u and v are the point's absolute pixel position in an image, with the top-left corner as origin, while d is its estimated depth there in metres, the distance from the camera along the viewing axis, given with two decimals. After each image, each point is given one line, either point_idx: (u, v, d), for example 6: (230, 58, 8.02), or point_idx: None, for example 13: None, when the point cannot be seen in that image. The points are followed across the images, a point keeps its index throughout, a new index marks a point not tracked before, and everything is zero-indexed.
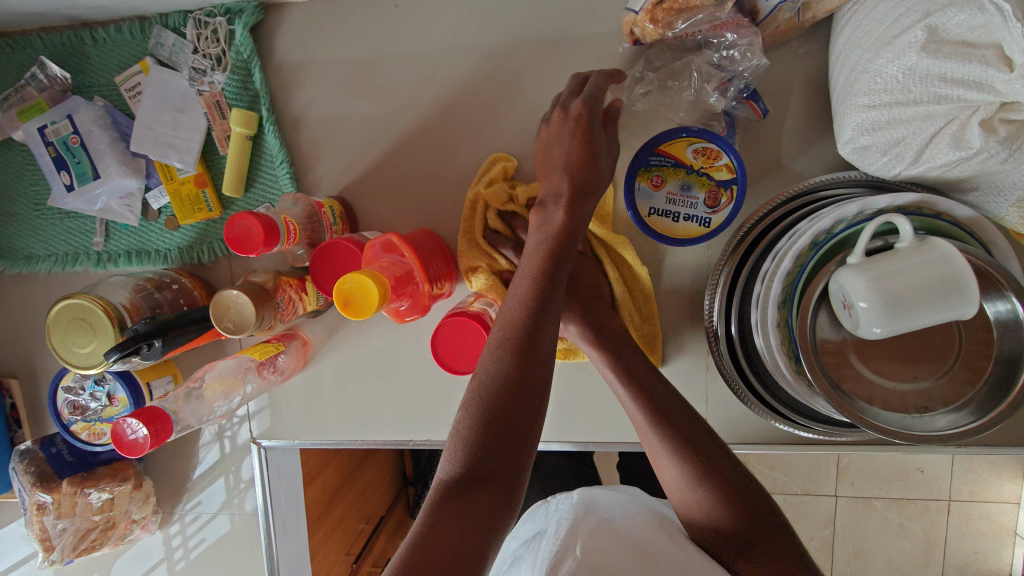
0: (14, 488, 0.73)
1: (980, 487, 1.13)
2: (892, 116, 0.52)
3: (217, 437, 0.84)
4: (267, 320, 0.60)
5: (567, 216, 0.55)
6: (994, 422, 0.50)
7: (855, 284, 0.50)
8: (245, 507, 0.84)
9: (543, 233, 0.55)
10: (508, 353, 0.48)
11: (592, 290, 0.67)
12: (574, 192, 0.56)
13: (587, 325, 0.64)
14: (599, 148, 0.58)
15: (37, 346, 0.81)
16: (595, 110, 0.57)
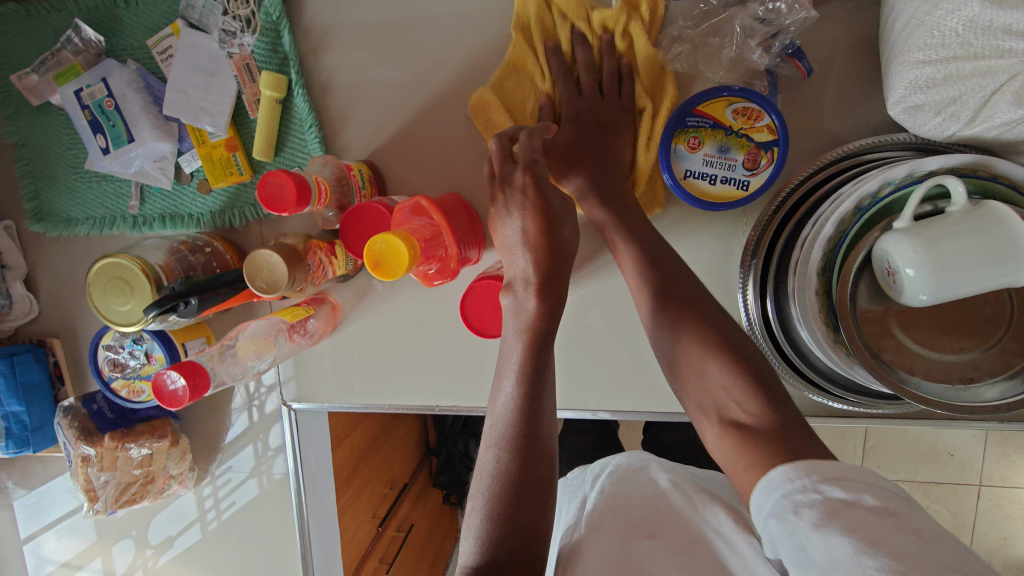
0: (60, 442, 0.76)
1: (1014, 472, 1.11)
2: (948, 73, 0.49)
3: (246, 404, 0.86)
4: (299, 282, 0.60)
5: (540, 302, 0.54)
6: None
7: (903, 251, 0.49)
8: (274, 472, 0.87)
9: (516, 326, 0.54)
10: (508, 455, 0.48)
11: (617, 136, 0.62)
12: (543, 274, 0.55)
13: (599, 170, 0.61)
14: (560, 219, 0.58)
15: (79, 307, 0.84)
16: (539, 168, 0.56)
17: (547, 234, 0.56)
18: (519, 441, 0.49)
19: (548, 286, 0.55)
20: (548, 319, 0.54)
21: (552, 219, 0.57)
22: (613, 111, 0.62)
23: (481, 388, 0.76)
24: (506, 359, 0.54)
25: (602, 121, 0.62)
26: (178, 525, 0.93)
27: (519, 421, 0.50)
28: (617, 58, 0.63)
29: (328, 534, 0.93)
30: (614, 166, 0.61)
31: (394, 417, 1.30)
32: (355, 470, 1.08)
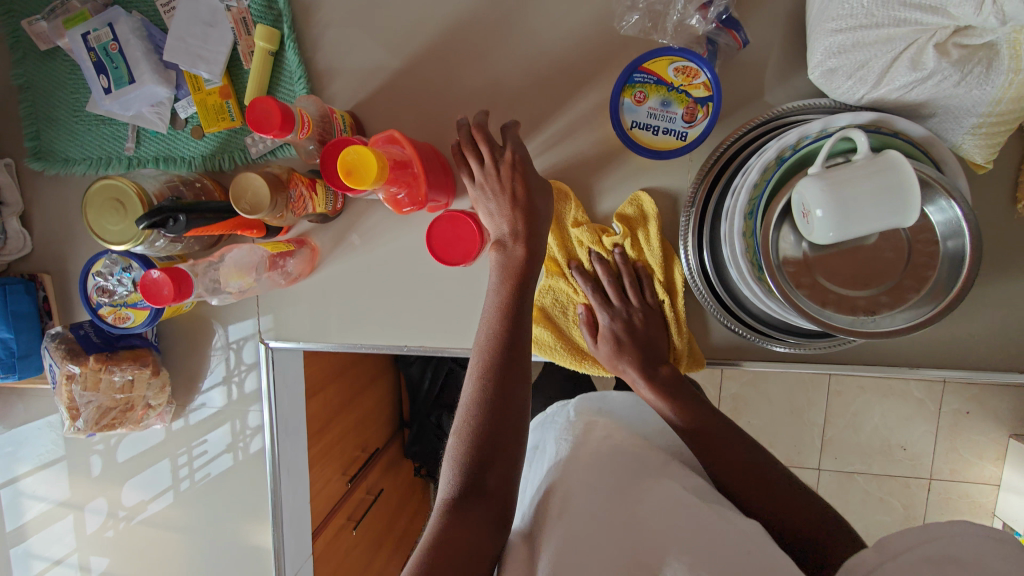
0: (46, 366, 0.80)
1: (961, 467, 1.26)
2: (856, 40, 0.57)
3: (225, 382, 0.91)
4: (280, 209, 0.66)
5: (527, 248, 0.64)
6: (949, 309, 0.55)
7: (813, 192, 0.55)
8: (251, 448, 0.93)
9: (500, 274, 0.64)
10: (484, 379, 0.58)
11: (649, 331, 0.71)
12: (528, 228, 0.64)
13: (644, 369, 0.69)
14: (535, 193, 0.65)
15: (71, 244, 0.89)
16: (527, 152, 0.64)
17: (521, 196, 0.64)
18: (495, 370, 0.58)
19: (533, 242, 0.64)
20: (530, 267, 0.64)
21: (532, 189, 0.65)
22: (642, 311, 0.72)
23: (447, 330, 0.81)
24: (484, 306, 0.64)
25: (633, 318, 0.72)
26: (151, 490, 0.97)
27: (495, 354, 0.59)
28: (632, 262, 0.73)
29: (298, 478, 0.98)
30: (653, 344, 0.71)
31: (368, 384, 1.35)
32: (328, 426, 1.13)
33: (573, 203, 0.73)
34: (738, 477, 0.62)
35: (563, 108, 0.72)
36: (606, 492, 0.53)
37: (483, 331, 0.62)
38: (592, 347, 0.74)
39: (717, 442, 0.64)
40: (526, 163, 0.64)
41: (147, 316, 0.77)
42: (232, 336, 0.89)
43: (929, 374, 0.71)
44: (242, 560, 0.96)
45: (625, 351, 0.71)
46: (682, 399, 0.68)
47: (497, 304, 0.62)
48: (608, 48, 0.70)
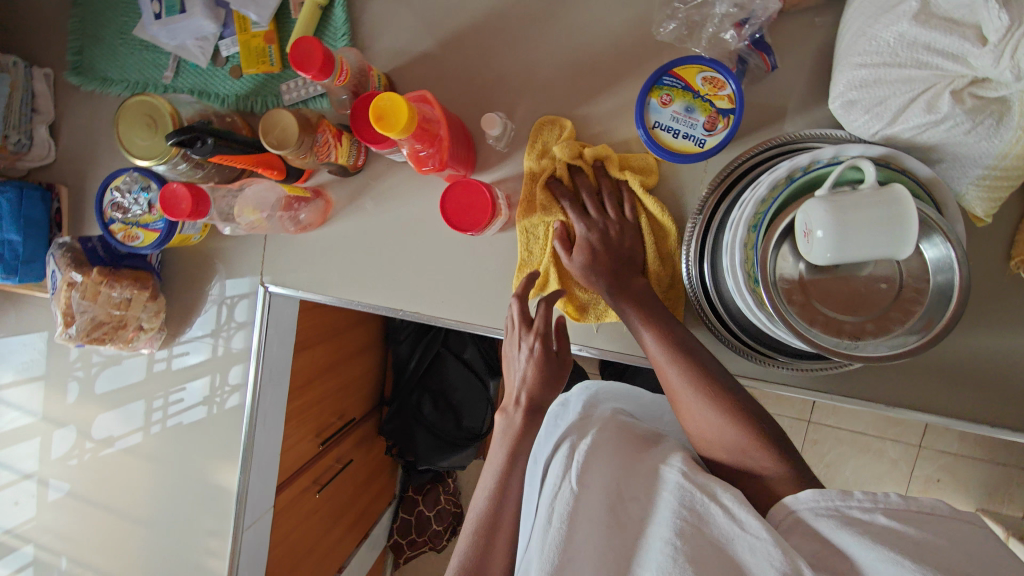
0: (49, 273, 0.82)
1: None
2: (879, 76, 0.60)
3: (212, 336, 0.93)
4: (304, 150, 0.68)
5: (524, 421, 0.71)
6: (946, 331, 0.56)
7: (817, 212, 0.57)
8: (227, 404, 0.94)
9: (504, 436, 0.71)
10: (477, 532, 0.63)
11: (628, 253, 0.73)
12: (531, 403, 0.72)
13: (615, 283, 0.70)
14: (551, 373, 0.73)
15: (94, 162, 0.91)
16: (548, 334, 0.72)
17: (540, 376, 0.73)
18: (486, 522, 0.64)
19: (530, 414, 0.72)
20: (528, 433, 0.70)
21: (547, 373, 0.73)
22: (618, 224, 0.73)
23: (445, 301, 0.83)
24: (489, 460, 0.71)
25: (609, 230, 0.73)
26: (123, 426, 0.98)
27: (488, 511, 0.65)
28: (615, 180, 0.75)
29: (275, 426, 0.99)
30: (620, 249, 0.72)
31: (355, 354, 1.36)
32: (310, 384, 1.13)
33: (563, 127, 0.74)
34: (686, 380, 0.61)
35: (591, 103, 0.75)
36: (597, 488, 0.56)
37: (487, 486, 0.67)
38: (566, 259, 0.74)
39: (672, 347, 0.63)
40: (544, 349, 0.73)
41: (156, 240, 0.79)
42: (229, 290, 0.90)
43: (899, 414, 0.73)
44: (203, 498, 0.96)
45: (596, 255, 0.72)
46: (648, 311, 0.67)
47: (502, 462, 0.68)
48: (643, 52, 0.72)
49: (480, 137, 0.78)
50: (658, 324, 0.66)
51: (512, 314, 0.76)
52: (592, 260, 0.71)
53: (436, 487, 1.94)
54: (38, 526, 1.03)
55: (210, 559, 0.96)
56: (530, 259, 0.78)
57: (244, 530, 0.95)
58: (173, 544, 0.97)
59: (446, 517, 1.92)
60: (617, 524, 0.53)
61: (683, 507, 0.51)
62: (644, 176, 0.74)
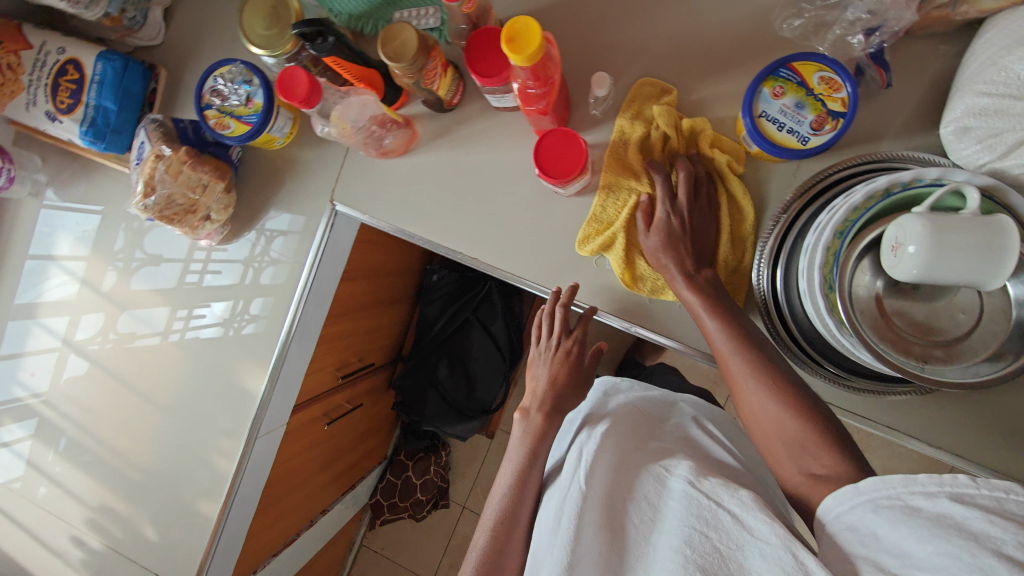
0: (136, 145, 0.84)
1: None
2: (1001, 107, 0.59)
3: (244, 263, 0.96)
4: (415, 70, 0.69)
5: (545, 419, 0.87)
6: (1015, 373, 0.59)
7: (914, 227, 0.57)
8: (241, 334, 0.97)
9: (526, 434, 0.85)
10: (502, 515, 0.76)
11: (704, 241, 0.74)
12: (552, 405, 0.89)
13: (688, 271, 0.71)
14: (573, 377, 0.93)
15: (200, 52, 0.94)
16: (581, 341, 0.93)
17: (561, 381, 0.92)
18: (508, 510, 0.77)
19: (549, 414, 0.88)
20: (548, 430, 0.85)
21: (568, 377, 0.92)
22: (700, 210, 0.74)
23: (505, 252, 0.84)
24: (511, 454, 0.85)
25: (689, 215, 0.73)
26: (160, 315, 1.00)
27: (511, 498, 0.78)
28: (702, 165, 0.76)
29: (307, 344, 1.01)
30: (695, 235, 0.73)
31: (388, 302, 1.37)
32: (345, 316, 1.15)
33: (664, 93, 0.75)
34: (749, 371, 0.64)
35: (694, 86, 0.76)
36: (600, 491, 0.68)
37: (509, 477, 0.81)
38: (641, 235, 0.75)
39: (738, 338, 0.66)
40: (573, 354, 0.93)
41: (247, 133, 0.81)
42: (269, 224, 0.93)
43: (924, 450, 0.73)
44: (225, 398, 0.97)
45: (670, 238, 0.72)
46: (718, 303, 0.69)
47: (523, 456, 0.83)
48: (758, 46, 0.73)
49: (578, 99, 0.79)
50: (725, 315, 0.68)
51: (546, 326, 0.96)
52: (669, 241, 0.72)
53: (428, 456, 1.93)
54: (61, 392, 1.05)
55: (218, 459, 0.98)
56: (603, 216, 0.78)
57: (257, 437, 0.96)
58: (187, 436, 0.99)
59: (430, 488, 1.90)
60: (617, 530, 0.65)
61: (690, 513, 0.60)
62: (734, 161, 0.74)
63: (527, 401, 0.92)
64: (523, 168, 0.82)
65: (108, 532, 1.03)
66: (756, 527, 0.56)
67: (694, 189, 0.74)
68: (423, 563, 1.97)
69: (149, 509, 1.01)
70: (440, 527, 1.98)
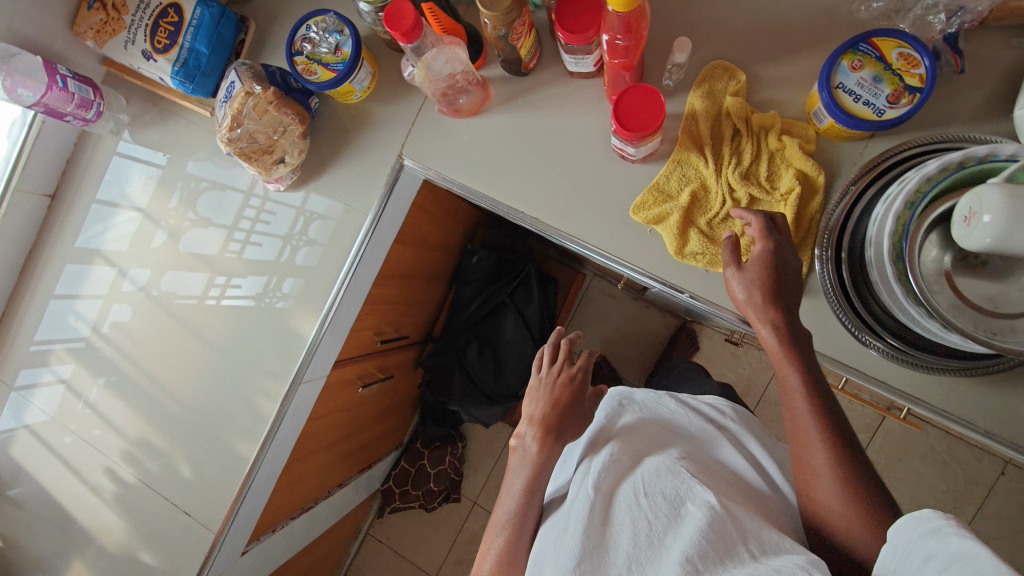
0: (224, 84, 0.88)
1: None
2: None
3: (283, 241, 1.00)
4: (506, 21, 0.73)
5: (542, 446, 0.80)
6: None
7: (992, 197, 0.57)
8: (280, 293, 1.00)
9: (525, 464, 0.80)
10: (510, 532, 0.75)
11: (798, 290, 0.68)
12: (551, 431, 0.81)
13: (783, 331, 0.66)
14: (578, 404, 0.84)
15: (290, 9, 0.99)
16: (587, 369, 0.84)
17: (563, 408, 0.83)
18: (515, 526, 0.75)
19: (548, 440, 0.80)
20: (547, 459, 0.79)
21: (572, 403, 0.83)
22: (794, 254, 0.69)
23: (566, 215, 0.86)
24: (510, 484, 0.79)
25: (788, 263, 0.68)
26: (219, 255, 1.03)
27: (517, 515, 0.76)
28: (769, 152, 0.77)
29: (356, 298, 1.03)
30: (796, 295, 0.68)
31: (428, 277, 1.40)
32: (391, 280, 1.17)
33: (733, 74, 0.78)
34: (834, 472, 0.62)
35: (766, 66, 0.78)
36: (609, 500, 0.64)
37: (511, 499, 0.78)
38: (731, 267, 0.70)
39: (826, 424, 0.63)
40: (577, 380, 0.85)
41: (332, 79, 0.85)
42: (310, 205, 0.98)
43: (985, 441, 0.73)
44: (275, 342, 1.00)
45: (770, 292, 0.67)
46: (810, 372, 0.65)
47: (524, 486, 0.78)
48: (834, 29, 0.76)
49: (652, 70, 0.82)
50: (819, 397, 0.64)
51: (545, 355, 0.90)
52: (762, 289, 0.67)
53: (445, 447, 1.89)
54: (114, 325, 1.08)
55: (261, 399, 1.00)
56: (666, 187, 0.81)
57: (301, 383, 0.98)
58: (232, 377, 1.01)
59: (443, 479, 1.87)
60: (612, 523, 0.61)
61: (710, 529, 0.56)
62: (802, 148, 0.76)
63: (523, 426, 0.84)
64: (591, 134, 0.85)
65: (144, 465, 1.05)
66: (778, 564, 0.52)
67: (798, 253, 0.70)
68: (429, 555, 1.94)
69: (188, 445, 1.03)
70: (450, 520, 1.94)
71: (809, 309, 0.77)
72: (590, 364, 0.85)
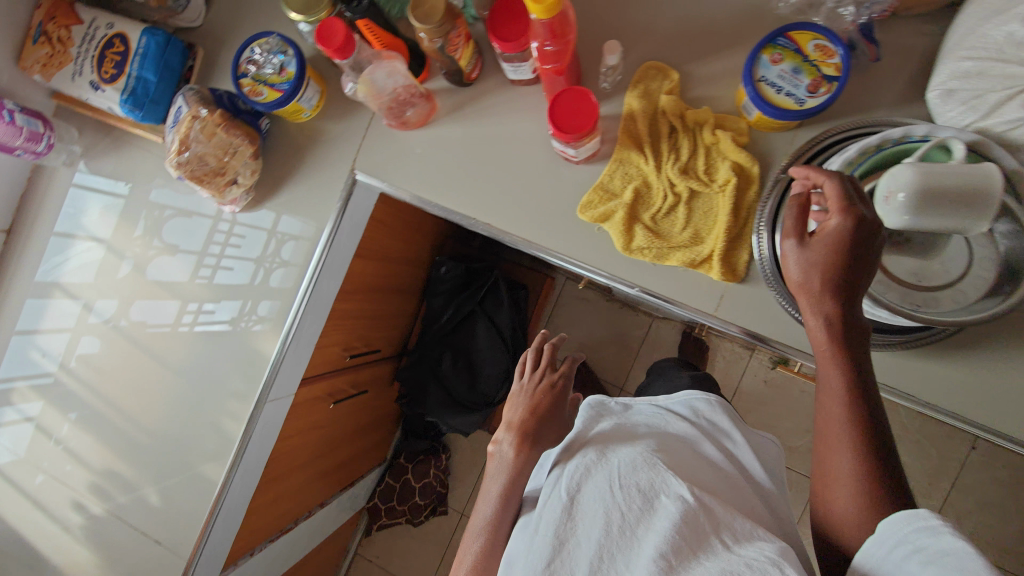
0: (173, 110, 0.89)
1: None
2: (982, 69, 0.64)
3: (259, 262, 1.00)
4: (439, 34, 0.75)
5: (520, 449, 0.84)
6: (1002, 311, 0.61)
7: (904, 176, 0.59)
8: (258, 321, 0.99)
9: (502, 468, 0.83)
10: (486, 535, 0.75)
11: (867, 280, 0.56)
12: (530, 434, 0.86)
13: (836, 322, 0.56)
14: (559, 407, 0.91)
15: (236, 33, 1.00)
16: (567, 376, 0.92)
17: (544, 411, 0.89)
18: (492, 529, 0.75)
19: (526, 445, 0.84)
20: (523, 465, 0.82)
21: (552, 407, 0.90)
22: (877, 238, 0.55)
23: (516, 219, 0.88)
24: (488, 490, 0.81)
25: (864, 247, 0.55)
26: (180, 280, 1.03)
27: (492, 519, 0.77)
28: (704, 147, 0.80)
29: (319, 314, 1.04)
30: (865, 289, 0.57)
31: (397, 289, 1.41)
32: (355, 295, 1.17)
33: (666, 74, 0.81)
34: (853, 478, 0.55)
35: (697, 64, 0.81)
36: (590, 499, 0.62)
37: (488, 504, 0.79)
38: (787, 240, 0.60)
39: (860, 426, 0.56)
40: (558, 386, 0.92)
41: (280, 99, 0.86)
42: (285, 226, 0.98)
43: (956, 425, 0.75)
44: (238, 363, 1.00)
45: (833, 280, 0.56)
46: (855, 370, 0.56)
47: (500, 491, 0.79)
48: (757, 26, 0.79)
49: (589, 73, 0.85)
50: (858, 396, 0.56)
51: (530, 363, 0.98)
52: (824, 270, 0.56)
53: (429, 460, 1.88)
54: (76, 358, 1.07)
55: (227, 421, 1.00)
56: (610, 186, 0.83)
57: (267, 402, 0.98)
58: (197, 400, 1.01)
59: (429, 493, 1.86)
60: (581, 513, 0.61)
61: (683, 521, 0.55)
62: (735, 142, 0.78)
63: (503, 431, 0.89)
64: (536, 138, 0.87)
65: (112, 496, 1.04)
66: (744, 550, 0.53)
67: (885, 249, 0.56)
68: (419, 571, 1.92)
69: (156, 472, 1.02)
70: (438, 534, 1.93)
71: (753, 295, 0.79)
72: (570, 372, 0.92)
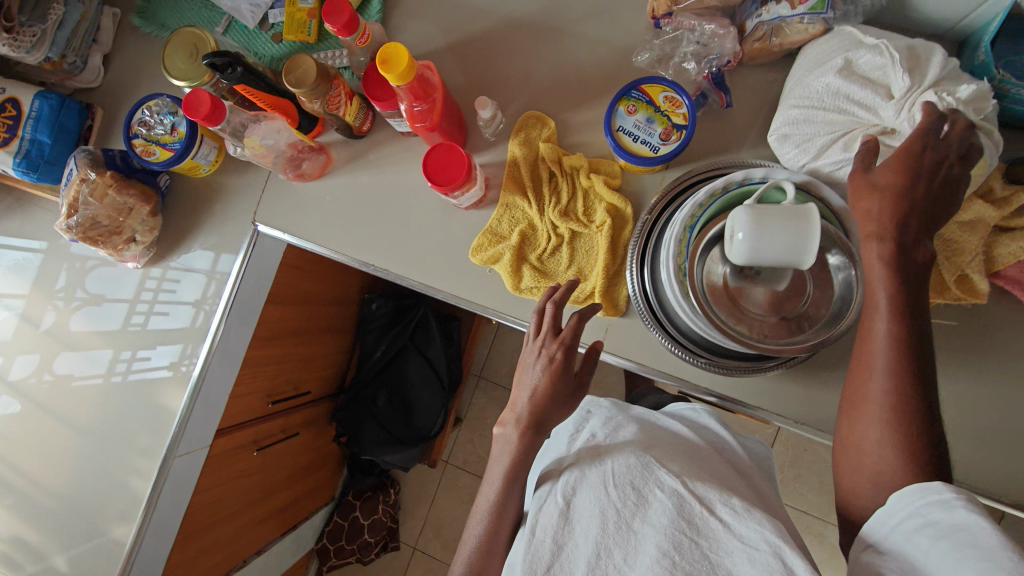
0: (66, 171, 0.90)
1: None
2: (807, 116, 0.70)
3: (195, 306, 0.99)
4: (317, 95, 0.80)
5: (522, 436, 0.67)
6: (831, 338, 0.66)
7: (740, 218, 0.63)
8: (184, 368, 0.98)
9: (505, 451, 0.68)
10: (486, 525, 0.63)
11: (936, 213, 0.60)
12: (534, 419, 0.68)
13: (893, 250, 0.59)
14: (566, 384, 0.71)
15: (134, 93, 1.02)
16: (570, 347, 0.71)
17: (553, 389, 0.70)
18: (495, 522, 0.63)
19: (531, 431, 0.68)
20: (529, 450, 0.67)
21: (558, 385, 0.70)
22: (946, 172, 0.60)
23: (412, 263, 0.90)
24: (490, 473, 0.68)
25: (935, 169, 0.60)
26: (86, 337, 1.02)
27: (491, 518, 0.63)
28: (580, 190, 0.84)
29: (229, 364, 1.04)
30: (932, 221, 0.60)
31: (326, 329, 1.42)
32: (272, 343, 1.16)
33: (542, 123, 0.86)
34: (891, 400, 0.55)
35: (569, 113, 0.86)
36: (586, 501, 0.53)
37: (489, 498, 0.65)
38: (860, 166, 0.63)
39: (906, 355, 0.56)
40: (562, 359, 0.71)
41: (170, 158, 0.87)
42: (219, 266, 0.98)
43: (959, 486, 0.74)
44: (145, 419, 0.99)
45: (904, 199, 0.59)
46: (905, 302, 0.58)
47: (504, 474, 0.66)
48: (620, 78, 0.85)
49: (472, 124, 0.89)
50: (908, 328, 0.57)
51: (535, 326, 0.75)
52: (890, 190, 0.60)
53: (376, 496, 1.86)
54: None
55: (134, 479, 0.98)
56: (498, 230, 0.86)
57: (175, 457, 0.97)
58: (104, 460, 1.00)
59: (379, 530, 1.84)
60: (576, 520, 0.52)
61: (681, 516, 0.50)
62: (608, 185, 0.83)
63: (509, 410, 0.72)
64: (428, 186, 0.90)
65: (20, 565, 1.02)
66: (743, 530, 0.48)
67: (961, 187, 0.61)
68: None
69: (64, 537, 1.00)
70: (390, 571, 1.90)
71: (634, 326, 0.84)
72: (577, 340, 0.71)
